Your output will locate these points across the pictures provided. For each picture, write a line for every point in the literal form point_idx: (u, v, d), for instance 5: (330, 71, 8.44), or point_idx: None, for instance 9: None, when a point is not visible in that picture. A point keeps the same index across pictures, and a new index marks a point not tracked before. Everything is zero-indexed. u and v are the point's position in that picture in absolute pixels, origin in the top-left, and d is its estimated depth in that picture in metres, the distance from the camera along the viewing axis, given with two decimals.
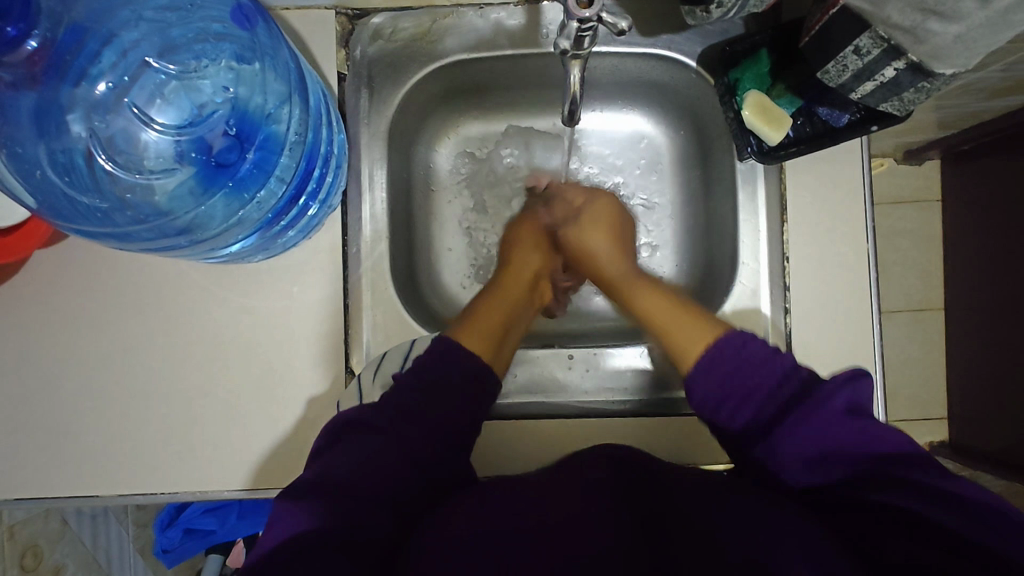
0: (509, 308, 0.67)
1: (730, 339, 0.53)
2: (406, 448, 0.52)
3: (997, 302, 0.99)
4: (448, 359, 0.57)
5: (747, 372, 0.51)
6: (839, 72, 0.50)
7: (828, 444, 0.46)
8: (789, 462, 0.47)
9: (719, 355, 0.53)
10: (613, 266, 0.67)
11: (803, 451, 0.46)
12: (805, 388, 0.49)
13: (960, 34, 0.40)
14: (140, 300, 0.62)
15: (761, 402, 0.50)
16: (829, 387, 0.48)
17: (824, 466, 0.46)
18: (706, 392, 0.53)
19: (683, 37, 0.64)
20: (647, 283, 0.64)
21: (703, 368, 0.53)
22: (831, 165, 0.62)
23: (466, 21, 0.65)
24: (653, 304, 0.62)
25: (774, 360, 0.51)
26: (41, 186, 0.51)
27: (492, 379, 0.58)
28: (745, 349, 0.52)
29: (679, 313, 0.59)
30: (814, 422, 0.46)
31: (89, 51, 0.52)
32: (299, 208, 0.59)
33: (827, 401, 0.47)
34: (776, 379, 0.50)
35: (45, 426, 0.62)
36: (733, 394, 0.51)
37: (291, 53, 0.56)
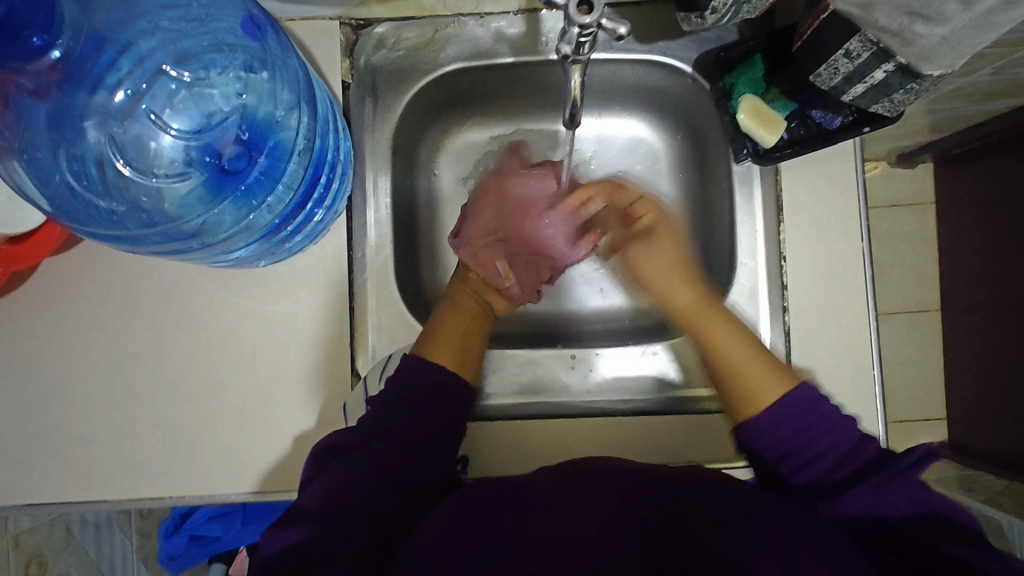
0: (466, 317, 0.66)
1: (803, 397, 0.52)
2: (389, 456, 0.53)
3: (994, 302, 1.00)
4: (425, 365, 0.59)
5: (819, 433, 0.51)
6: (831, 75, 0.52)
7: (897, 498, 0.47)
8: (850, 499, 0.48)
9: (794, 409, 0.52)
10: (683, 294, 0.62)
11: (868, 497, 0.48)
12: (875, 460, 0.49)
13: (945, 36, 0.41)
14: (149, 305, 0.63)
15: (825, 464, 0.50)
16: (905, 465, 0.48)
17: (884, 508, 0.47)
18: (769, 442, 0.52)
19: (679, 43, 0.66)
20: (729, 318, 0.59)
21: (768, 420, 0.52)
22: (826, 167, 0.64)
23: (467, 30, 0.67)
24: (731, 344, 0.57)
25: (843, 427, 0.51)
26: (58, 191, 0.52)
27: (467, 393, 0.60)
28: (821, 407, 0.52)
29: (754, 361, 0.55)
30: (893, 485, 0.47)
31: (106, 58, 0.53)
32: (305, 213, 0.61)
33: (906, 466, 0.48)
34: (845, 446, 0.50)
35: (55, 431, 0.62)
36: (794, 449, 0.51)
37: (299, 63, 0.59)
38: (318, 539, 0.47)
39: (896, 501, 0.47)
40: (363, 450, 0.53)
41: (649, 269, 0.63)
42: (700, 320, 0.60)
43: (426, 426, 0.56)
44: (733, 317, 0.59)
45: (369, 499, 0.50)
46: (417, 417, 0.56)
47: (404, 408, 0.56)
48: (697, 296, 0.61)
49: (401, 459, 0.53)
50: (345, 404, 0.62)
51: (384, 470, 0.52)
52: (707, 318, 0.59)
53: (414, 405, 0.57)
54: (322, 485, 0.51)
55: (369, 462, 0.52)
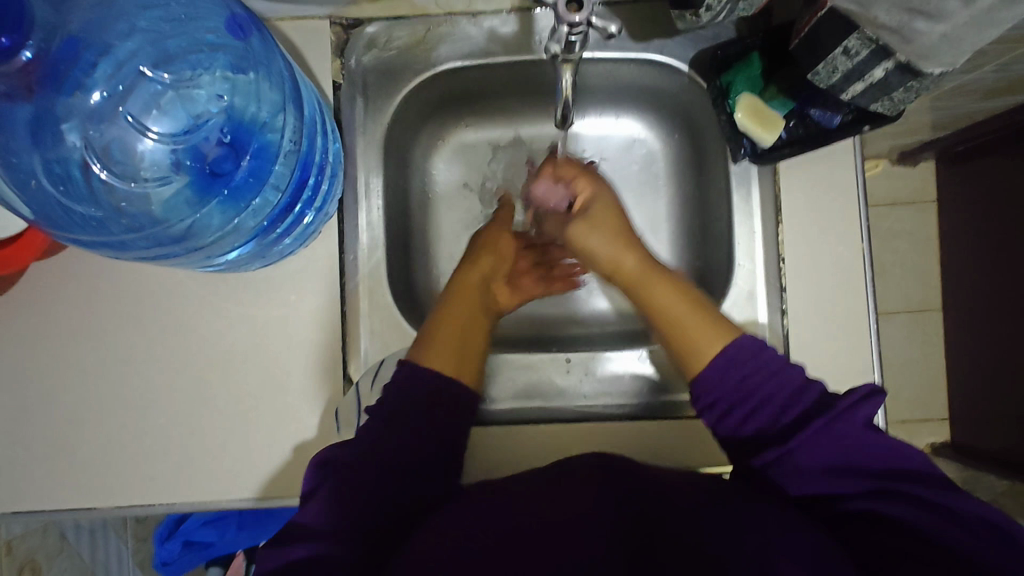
0: (464, 318, 0.64)
1: (745, 345, 0.53)
2: (377, 467, 0.52)
3: (997, 302, 0.99)
4: (419, 372, 0.59)
5: (763, 380, 0.51)
6: (830, 73, 0.50)
7: (851, 455, 0.47)
8: (807, 468, 0.47)
9: (737, 358, 0.53)
10: (630, 259, 0.60)
11: (818, 460, 0.47)
12: (820, 404, 0.49)
13: (945, 33, 0.40)
14: (137, 310, 0.62)
15: (772, 411, 0.50)
16: (843, 405, 0.48)
17: (839, 478, 0.46)
18: (717, 394, 0.53)
19: (675, 41, 0.65)
20: (670, 279, 0.59)
21: (713, 371, 0.53)
22: (825, 167, 0.63)
23: (459, 29, 0.66)
24: (671, 304, 0.58)
25: (785, 372, 0.51)
26: (38, 196, 0.51)
27: (468, 397, 0.59)
28: (762, 354, 0.52)
29: (695, 312, 0.57)
30: (840, 431, 0.47)
31: (85, 62, 0.52)
32: (293, 216, 0.59)
33: (851, 413, 0.47)
34: (788, 392, 0.50)
35: (43, 438, 0.62)
36: (743, 400, 0.51)
37: (284, 63, 0.57)
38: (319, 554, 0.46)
39: (848, 458, 0.47)
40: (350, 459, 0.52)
41: (588, 246, 0.62)
42: (640, 282, 0.60)
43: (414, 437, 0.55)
44: (675, 276, 0.60)
45: (366, 511, 0.50)
46: (404, 428, 0.55)
47: (392, 416, 0.56)
48: (641, 260, 0.60)
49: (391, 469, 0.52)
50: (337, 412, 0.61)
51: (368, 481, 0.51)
52: (650, 277, 0.59)
53: (402, 410, 0.57)
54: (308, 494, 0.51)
55: (355, 471, 0.51)
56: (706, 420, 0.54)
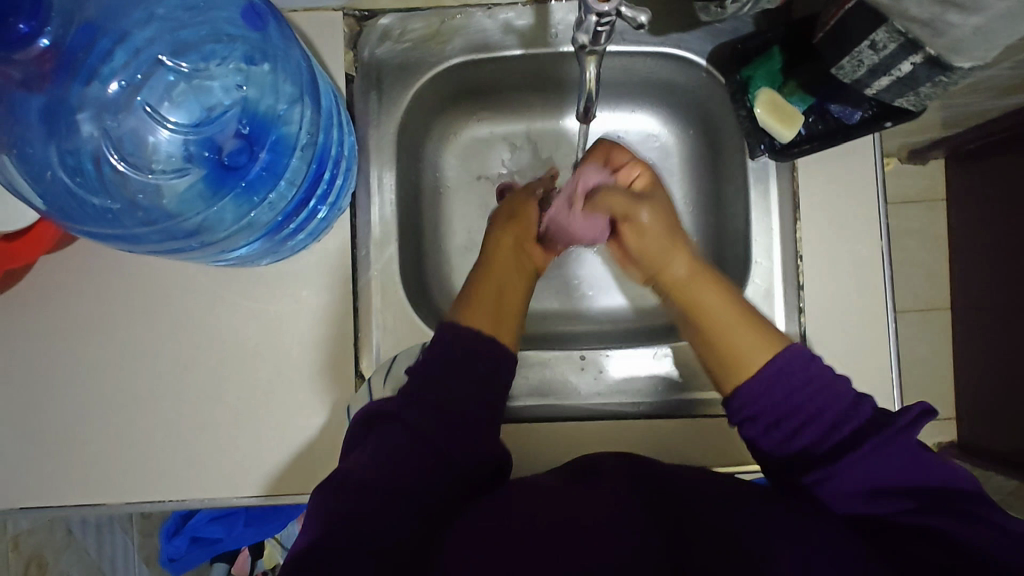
0: (502, 278, 0.65)
1: (794, 357, 0.52)
2: (434, 436, 0.51)
3: (1007, 302, 0.98)
4: (471, 341, 0.58)
5: (811, 394, 0.50)
6: (855, 67, 0.50)
7: (901, 476, 0.45)
8: (852, 488, 0.46)
9: (787, 371, 0.51)
10: (682, 261, 0.61)
11: (871, 474, 0.46)
12: (875, 420, 0.48)
13: (979, 26, 0.39)
14: (148, 304, 0.62)
15: (820, 428, 0.49)
16: (899, 421, 0.47)
17: (886, 497, 0.45)
18: (760, 408, 0.51)
19: (693, 34, 0.64)
20: (717, 281, 0.59)
21: (757, 385, 0.52)
22: (844, 163, 0.62)
23: (474, 21, 0.64)
24: (718, 303, 0.57)
25: (836, 386, 0.50)
26: (52, 187, 0.51)
27: (507, 363, 0.58)
28: (812, 367, 0.51)
29: (742, 319, 0.56)
30: (898, 447, 0.46)
31: (101, 49, 0.51)
32: (308, 210, 0.59)
33: (904, 432, 0.46)
34: (839, 407, 0.49)
35: (52, 433, 0.61)
36: (786, 416, 0.50)
37: (302, 54, 0.56)
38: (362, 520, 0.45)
39: (899, 478, 0.46)
40: (409, 427, 0.51)
41: (642, 242, 0.62)
42: (688, 287, 0.60)
43: (473, 406, 0.54)
44: (724, 280, 0.59)
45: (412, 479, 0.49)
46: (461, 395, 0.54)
47: (445, 381, 0.55)
48: (688, 262, 0.60)
49: (447, 438, 0.52)
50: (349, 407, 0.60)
51: (426, 452, 0.50)
52: (695, 281, 0.59)
53: (454, 377, 0.55)
54: (360, 457, 0.50)
55: (412, 442, 0.51)
56: (745, 434, 0.52)
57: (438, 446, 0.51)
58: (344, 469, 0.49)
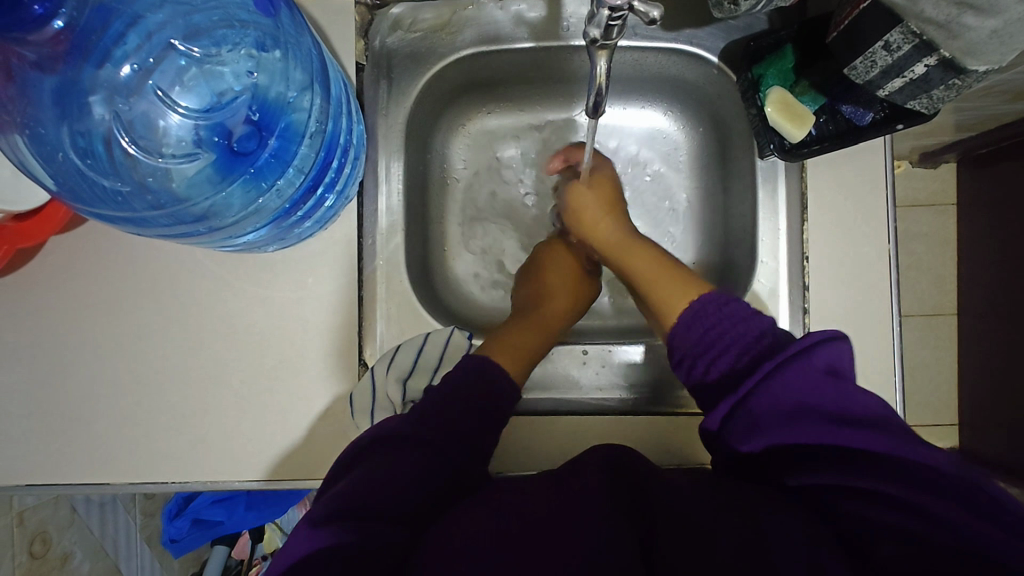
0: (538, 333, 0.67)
1: (708, 301, 0.58)
2: (418, 457, 0.53)
3: (1014, 308, 0.98)
4: (483, 368, 0.60)
5: (726, 329, 0.55)
6: (868, 68, 0.49)
7: (801, 399, 0.48)
8: (755, 415, 0.49)
9: (701, 313, 0.57)
10: (608, 230, 0.69)
11: (774, 406, 0.49)
12: (773, 348, 0.52)
13: (996, 29, 0.39)
14: (155, 287, 0.62)
15: (731, 359, 0.54)
16: (795, 348, 0.50)
17: (789, 424, 0.48)
18: (683, 348, 0.57)
19: (706, 31, 0.63)
20: (650, 248, 0.66)
21: (680, 325, 0.58)
22: (854, 165, 0.62)
23: (486, 13, 0.64)
24: (647, 267, 0.65)
25: (749, 322, 0.55)
26: (62, 169, 0.51)
27: (507, 403, 0.59)
28: (727, 307, 0.57)
29: (662, 275, 0.63)
30: (791, 372, 0.49)
31: (114, 32, 0.52)
32: (315, 198, 0.59)
33: (801, 357, 0.49)
34: (747, 340, 0.54)
35: (58, 412, 0.62)
36: (708, 349, 0.56)
37: (313, 41, 0.57)
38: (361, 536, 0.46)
39: (801, 402, 0.48)
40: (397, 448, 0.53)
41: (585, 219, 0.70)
42: (620, 252, 0.68)
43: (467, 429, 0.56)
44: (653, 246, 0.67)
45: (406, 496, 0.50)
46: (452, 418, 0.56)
47: (439, 406, 0.57)
48: (617, 229, 0.68)
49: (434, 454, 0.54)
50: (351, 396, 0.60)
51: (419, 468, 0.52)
52: (628, 244, 0.67)
53: (447, 405, 0.57)
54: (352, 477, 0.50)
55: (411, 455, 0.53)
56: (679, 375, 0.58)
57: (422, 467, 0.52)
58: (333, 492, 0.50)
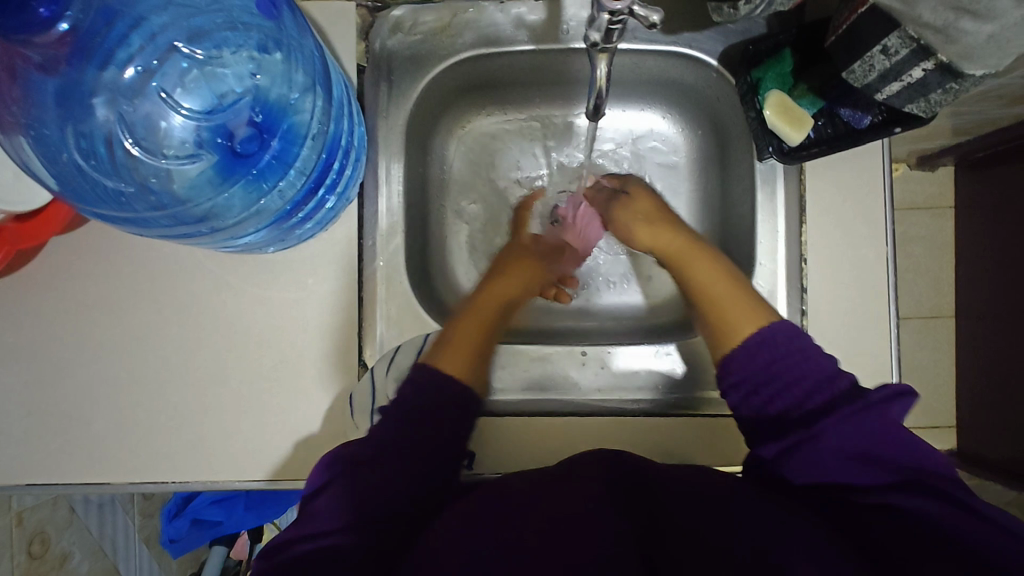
0: (481, 329, 0.64)
1: (780, 329, 0.55)
2: (398, 471, 0.52)
3: (1011, 311, 0.98)
4: (440, 381, 0.58)
5: (795, 364, 0.52)
6: (866, 72, 0.50)
7: (872, 444, 0.47)
8: (823, 456, 0.48)
9: (768, 342, 0.54)
10: (667, 237, 0.65)
11: (844, 448, 0.47)
12: (848, 393, 0.50)
13: (993, 34, 0.39)
14: (155, 287, 0.62)
15: (796, 395, 0.51)
16: (873, 397, 0.49)
17: (862, 468, 0.47)
18: (744, 374, 0.54)
19: (705, 35, 0.64)
20: (709, 254, 0.62)
21: (743, 352, 0.55)
22: (851, 167, 0.62)
23: (486, 15, 0.64)
24: (708, 277, 0.61)
25: (820, 361, 0.52)
26: (65, 170, 0.51)
27: (474, 406, 0.58)
28: (797, 340, 0.54)
29: (730, 291, 0.59)
30: (869, 419, 0.48)
31: (117, 33, 0.52)
32: (316, 199, 0.59)
33: (877, 406, 0.48)
34: (820, 378, 0.51)
35: (58, 412, 0.62)
36: (768, 380, 0.53)
37: (315, 43, 0.57)
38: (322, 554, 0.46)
39: (871, 447, 0.47)
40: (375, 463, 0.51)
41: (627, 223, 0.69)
42: (682, 261, 0.63)
43: (439, 443, 0.54)
44: (716, 254, 0.62)
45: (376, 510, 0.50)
46: (432, 428, 0.55)
47: (416, 416, 0.55)
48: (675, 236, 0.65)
49: (417, 467, 0.53)
50: (351, 396, 0.61)
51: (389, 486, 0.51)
52: (687, 255, 0.63)
53: (426, 415, 0.56)
54: (333, 496, 0.50)
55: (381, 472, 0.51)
56: (728, 400, 0.55)
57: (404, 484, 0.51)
58: (314, 513, 0.49)
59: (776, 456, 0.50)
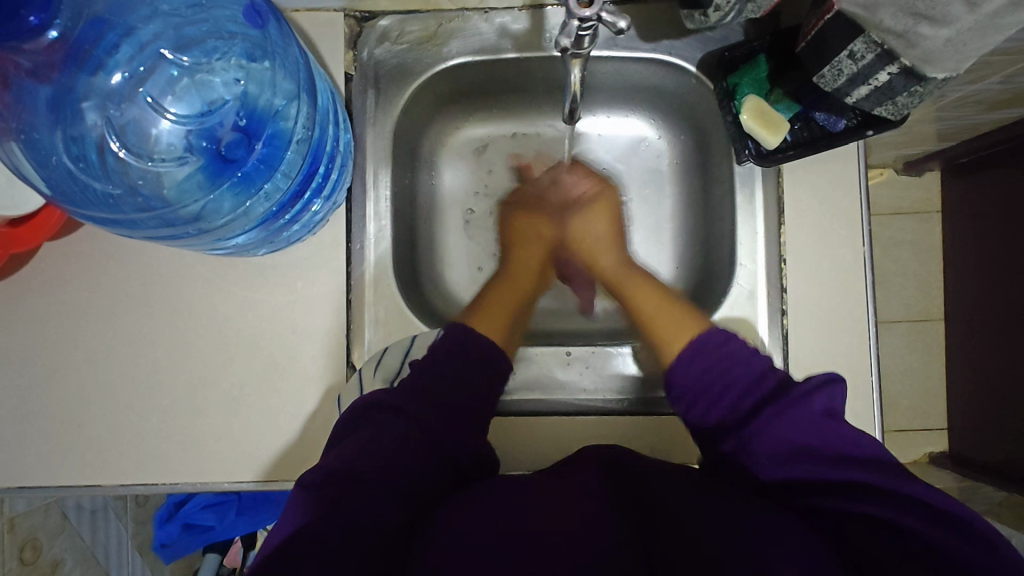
0: (516, 299, 0.71)
1: (711, 337, 0.57)
2: (434, 432, 0.53)
3: (998, 313, 0.99)
4: (440, 357, 0.59)
5: (725, 370, 0.55)
6: (835, 76, 0.51)
7: (805, 439, 0.48)
8: (757, 458, 0.50)
9: (699, 352, 0.57)
10: (609, 260, 0.72)
11: (779, 444, 0.49)
12: (772, 392, 0.52)
13: (950, 38, 0.41)
14: (147, 292, 0.64)
15: (731, 401, 0.53)
16: (799, 391, 0.50)
17: (799, 460, 0.48)
18: (684, 386, 0.56)
19: (683, 42, 0.66)
20: (644, 278, 0.69)
21: (682, 362, 0.57)
22: (828, 170, 0.63)
23: (471, 25, 0.66)
24: (647, 300, 0.66)
25: (748, 361, 0.55)
26: (55, 172, 0.52)
27: (501, 364, 0.60)
28: (724, 346, 0.56)
29: (667, 309, 0.64)
30: (790, 414, 0.49)
31: (107, 43, 0.53)
32: (302, 202, 0.60)
33: (802, 399, 0.50)
34: (747, 379, 0.54)
35: (49, 415, 0.63)
36: (705, 390, 0.55)
37: (299, 51, 0.59)
38: (358, 508, 0.46)
39: (801, 444, 0.48)
40: (409, 416, 0.53)
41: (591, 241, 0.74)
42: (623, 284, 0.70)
43: (464, 404, 0.56)
44: (650, 276, 0.69)
45: (412, 472, 0.50)
46: (464, 389, 0.57)
47: (444, 377, 0.58)
48: (614, 262, 0.72)
49: (447, 432, 0.54)
50: (338, 396, 0.62)
51: (420, 445, 0.52)
52: (627, 275, 0.70)
53: (456, 377, 0.58)
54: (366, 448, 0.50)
55: (413, 431, 0.52)
56: (679, 413, 0.57)
57: (428, 443, 0.53)
58: (338, 460, 0.49)
59: (734, 450, 0.51)
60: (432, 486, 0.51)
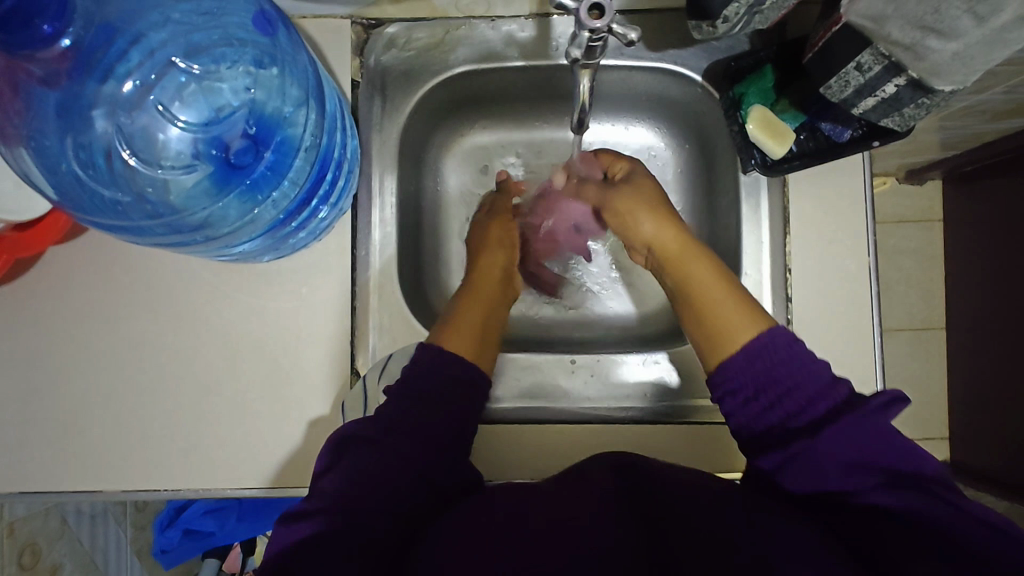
0: (484, 309, 0.67)
1: (777, 335, 0.53)
2: (412, 454, 0.52)
3: (999, 323, 0.99)
4: (443, 358, 0.59)
5: (793, 369, 0.51)
6: (842, 87, 0.51)
7: (869, 452, 0.47)
8: (815, 470, 0.47)
9: (765, 348, 0.53)
10: (669, 233, 0.63)
11: (840, 457, 0.47)
12: (850, 402, 0.49)
13: (957, 52, 0.41)
14: (152, 297, 0.63)
15: (793, 405, 0.50)
16: (872, 404, 0.48)
17: (856, 473, 0.46)
18: (742, 381, 0.53)
19: (689, 52, 0.66)
20: (705, 254, 0.61)
21: (740, 358, 0.54)
22: (834, 180, 0.64)
23: (477, 32, 0.66)
24: (706, 277, 0.60)
25: (818, 364, 0.52)
26: (64, 180, 0.52)
27: (483, 382, 0.59)
28: (794, 346, 0.53)
29: (732, 297, 0.58)
30: (859, 428, 0.47)
31: (117, 49, 0.53)
32: (309, 210, 0.61)
33: (872, 413, 0.48)
34: (817, 384, 0.50)
35: (52, 420, 0.62)
36: (766, 388, 0.52)
37: (308, 59, 0.60)
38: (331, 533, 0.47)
39: (861, 455, 0.47)
40: (386, 442, 0.52)
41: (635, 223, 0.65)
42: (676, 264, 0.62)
43: (444, 422, 0.55)
44: (712, 255, 0.61)
45: (391, 497, 0.50)
46: (441, 410, 0.56)
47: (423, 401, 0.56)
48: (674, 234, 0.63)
49: (426, 455, 0.53)
50: (343, 403, 0.62)
51: (399, 468, 0.51)
52: (687, 252, 0.62)
53: (436, 396, 0.57)
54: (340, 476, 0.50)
55: (389, 455, 0.52)
56: (724, 408, 0.54)
57: (405, 466, 0.52)
58: (320, 489, 0.50)
59: (776, 467, 0.49)
60: (416, 505, 0.51)
